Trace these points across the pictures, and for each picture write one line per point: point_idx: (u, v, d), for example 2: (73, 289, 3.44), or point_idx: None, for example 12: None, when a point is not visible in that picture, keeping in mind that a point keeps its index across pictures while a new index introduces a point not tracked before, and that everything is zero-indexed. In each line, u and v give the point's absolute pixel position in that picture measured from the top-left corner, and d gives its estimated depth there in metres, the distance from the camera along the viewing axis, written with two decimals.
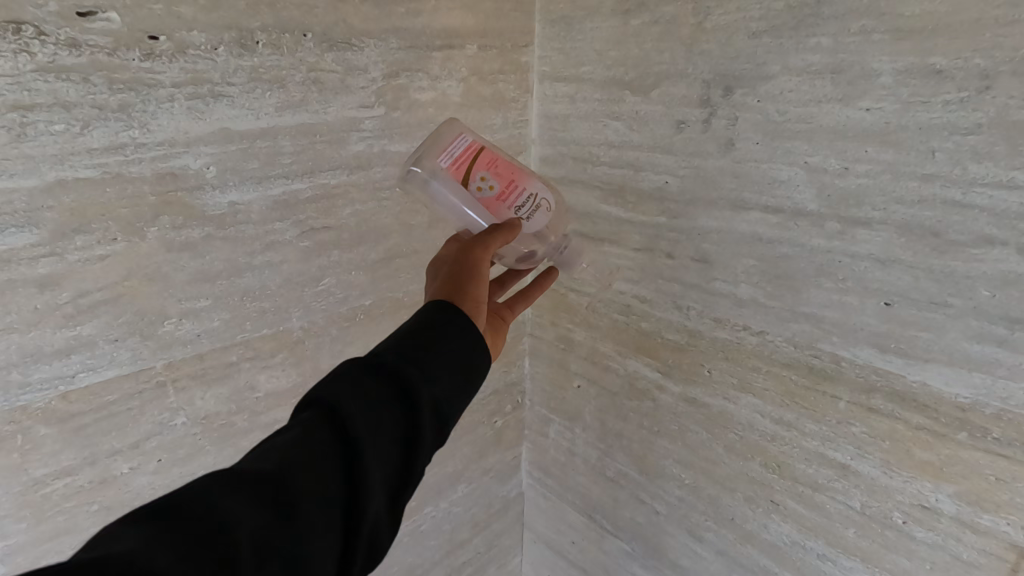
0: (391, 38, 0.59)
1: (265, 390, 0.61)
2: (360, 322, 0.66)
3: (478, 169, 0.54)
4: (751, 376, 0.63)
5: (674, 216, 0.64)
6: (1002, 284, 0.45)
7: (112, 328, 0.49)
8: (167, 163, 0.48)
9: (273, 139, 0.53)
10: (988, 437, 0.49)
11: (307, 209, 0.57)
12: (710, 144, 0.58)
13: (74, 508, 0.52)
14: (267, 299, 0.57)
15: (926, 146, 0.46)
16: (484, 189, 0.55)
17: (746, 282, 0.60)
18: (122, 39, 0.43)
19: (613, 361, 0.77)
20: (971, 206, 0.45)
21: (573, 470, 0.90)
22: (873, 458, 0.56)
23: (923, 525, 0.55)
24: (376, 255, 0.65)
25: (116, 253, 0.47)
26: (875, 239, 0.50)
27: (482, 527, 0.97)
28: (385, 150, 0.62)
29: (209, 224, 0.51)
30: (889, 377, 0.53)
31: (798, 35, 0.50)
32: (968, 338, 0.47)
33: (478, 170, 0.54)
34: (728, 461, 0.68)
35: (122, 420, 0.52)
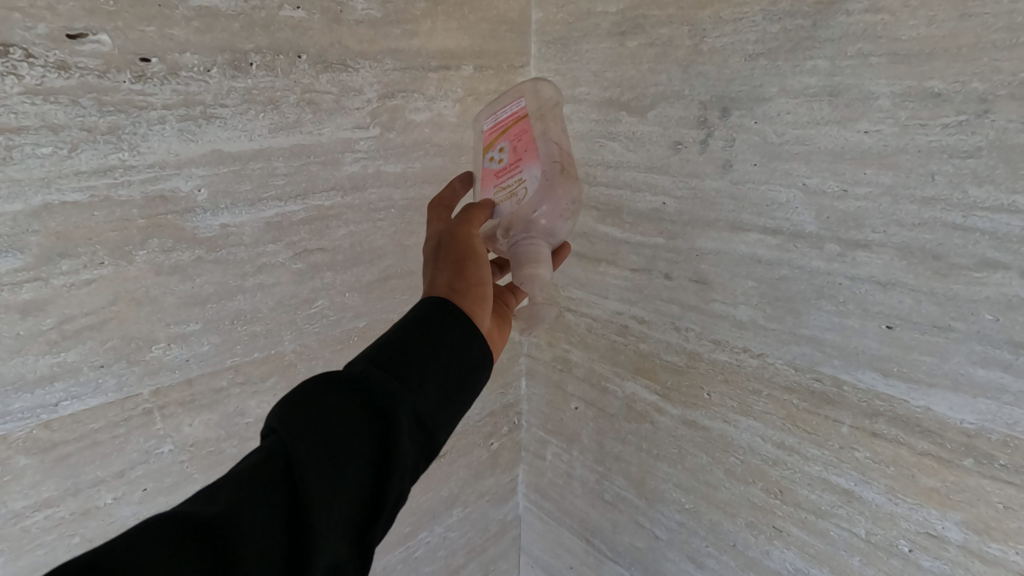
0: (387, 58, 0.58)
1: (255, 415, 0.59)
2: (354, 344, 0.65)
3: (502, 140, 0.59)
4: (751, 399, 0.62)
5: (672, 237, 0.63)
6: (1006, 307, 0.44)
7: (98, 354, 0.47)
8: (157, 186, 0.47)
9: (267, 161, 0.52)
10: (994, 464, 0.48)
11: (299, 231, 0.57)
12: (707, 165, 0.58)
13: (54, 541, 0.50)
14: (258, 322, 0.56)
15: (926, 169, 0.45)
16: (495, 158, 0.59)
17: (746, 304, 0.59)
18: (114, 62, 0.43)
19: (611, 383, 0.76)
20: (972, 229, 0.45)
21: (571, 493, 0.89)
22: (877, 484, 0.55)
23: (930, 553, 0.54)
24: (370, 276, 0.64)
25: (104, 278, 0.46)
26: (876, 262, 0.49)
27: (478, 552, 0.95)
28: (380, 171, 0.61)
29: (199, 247, 0.50)
30: (893, 402, 0.52)
31: (795, 58, 0.50)
32: (973, 362, 0.47)
33: (501, 141, 0.59)
34: (729, 486, 0.67)
35: (106, 449, 0.50)
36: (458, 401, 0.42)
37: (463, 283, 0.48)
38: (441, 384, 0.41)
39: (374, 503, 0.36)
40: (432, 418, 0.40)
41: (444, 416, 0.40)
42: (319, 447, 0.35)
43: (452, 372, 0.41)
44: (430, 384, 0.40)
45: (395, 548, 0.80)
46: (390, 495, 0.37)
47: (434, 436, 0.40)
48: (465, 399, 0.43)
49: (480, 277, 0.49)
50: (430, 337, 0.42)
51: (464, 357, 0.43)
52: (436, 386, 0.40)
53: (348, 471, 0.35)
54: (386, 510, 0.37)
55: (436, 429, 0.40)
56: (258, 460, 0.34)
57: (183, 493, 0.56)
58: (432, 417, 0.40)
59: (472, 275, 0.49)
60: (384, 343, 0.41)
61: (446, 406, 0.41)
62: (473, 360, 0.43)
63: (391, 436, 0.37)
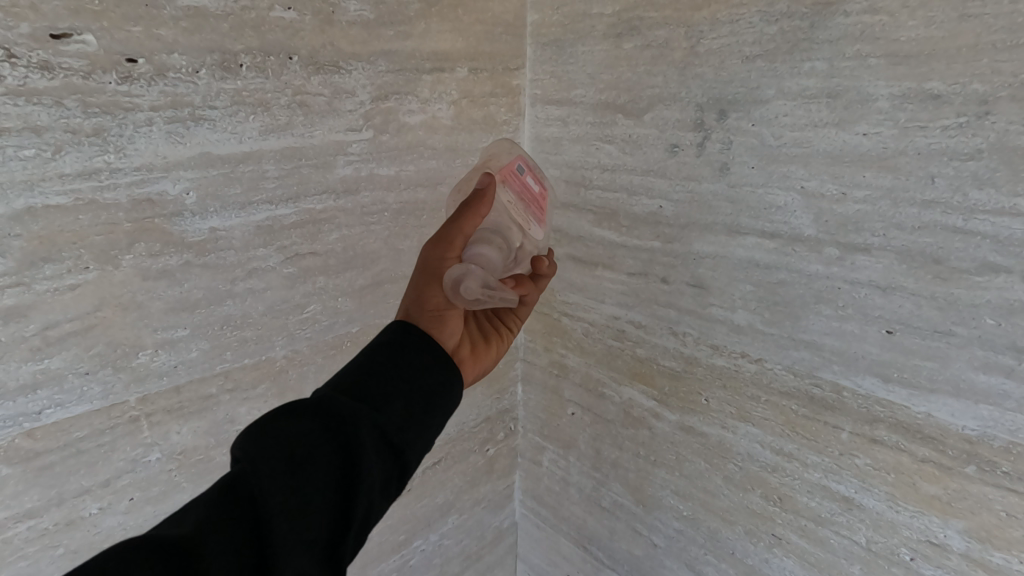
0: (380, 61, 0.58)
1: (245, 422, 0.58)
2: (346, 350, 0.64)
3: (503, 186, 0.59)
4: (750, 405, 0.61)
5: (669, 240, 0.62)
6: (1008, 312, 0.44)
7: (82, 360, 0.46)
8: (144, 189, 0.46)
9: (257, 163, 0.52)
10: (997, 471, 0.47)
11: (291, 235, 0.56)
12: (704, 168, 0.57)
13: (37, 552, 0.49)
14: (248, 328, 0.55)
15: (926, 171, 0.45)
16: None
17: (743, 308, 0.58)
18: (99, 63, 0.42)
19: (607, 388, 0.75)
20: (973, 233, 0.44)
21: (568, 500, 0.88)
22: (878, 492, 0.54)
23: (932, 562, 0.53)
24: (363, 280, 0.63)
25: (88, 283, 0.45)
26: (875, 265, 0.49)
27: (473, 559, 0.93)
28: (373, 174, 0.61)
29: (187, 251, 0.49)
30: (893, 408, 0.51)
31: (793, 59, 0.49)
32: (975, 368, 0.46)
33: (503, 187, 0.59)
34: (728, 493, 0.66)
35: (91, 458, 0.49)
36: (423, 423, 0.43)
37: (424, 305, 0.50)
38: (405, 406, 0.42)
39: (341, 521, 0.37)
40: (397, 438, 0.41)
41: (410, 436, 0.41)
42: (283, 465, 0.35)
43: (415, 394, 0.43)
44: (392, 405, 0.41)
45: (389, 557, 0.79)
46: (358, 506, 0.37)
47: (400, 456, 0.40)
48: (432, 422, 0.44)
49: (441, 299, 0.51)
50: (393, 361, 0.43)
51: (427, 381, 0.44)
52: (400, 408, 0.42)
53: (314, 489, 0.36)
54: (354, 522, 0.37)
55: (404, 441, 0.41)
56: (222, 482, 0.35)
57: (171, 503, 0.55)
58: (397, 437, 0.41)
59: (436, 297, 0.51)
60: (348, 369, 0.43)
61: (412, 420, 0.42)
62: (437, 383, 0.44)
63: (356, 455, 0.38)
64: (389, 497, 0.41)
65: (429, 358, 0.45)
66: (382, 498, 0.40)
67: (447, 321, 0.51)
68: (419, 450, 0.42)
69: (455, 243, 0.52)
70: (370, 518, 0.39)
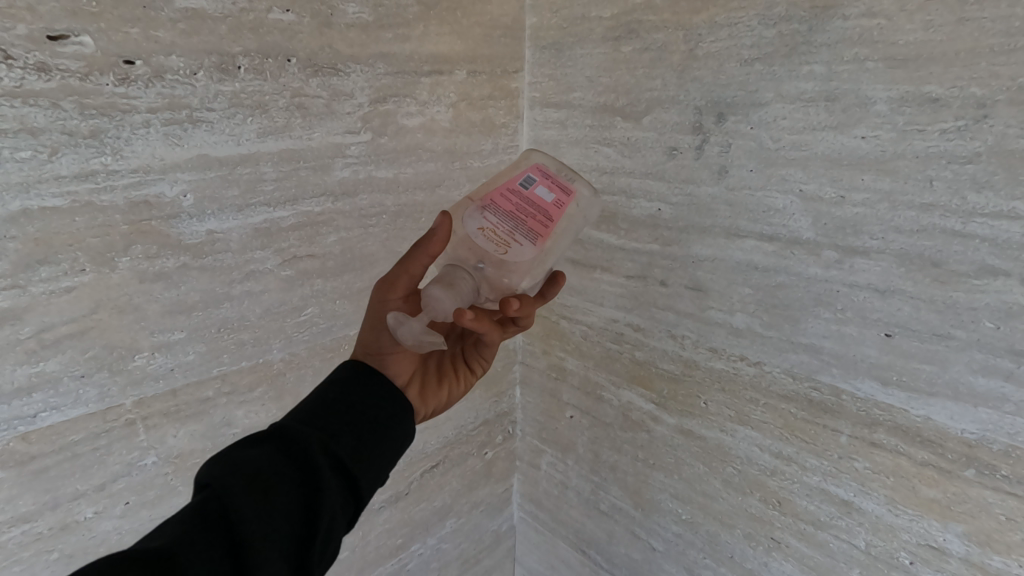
0: (378, 63, 0.58)
1: (242, 425, 0.58)
2: (344, 353, 0.64)
3: None
4: (748, 408, 0.61)
5: (667, 243, 0.62)
6: (1007, 315, 0.44)
7: (78, 363, 0.46)
8: (141, 191, 0.46)
9: (255, 165, 0.51)
10: (996, 474, 0.47)
11: (288, 237, 0.56)
12: (703, 171, 0.57)
13: (31, 557, 0.48)
14: (246, 330, 0.55)
15: (924, 174, 0.45)
16: None
17: (742, 311, 0.58)
18: (96, 64, 0.42)
19: (606, 391, 0.75)
20: (971, 236, 0.44)
21: (566, 504, 0.87)
22: (877, 495, 0.54)
23: (931, 566, 0.53)
24: (361, 283, 0.63)
25: (85, 285, 0.45)
26: (874, 268, 0.49)
27: (471, 563, 0.93)
28: (372, 176, 0.60)
29: (184, 254, 0.49)
30: (892, 411, 0.51)
31: (791, 63, 0.49)
32: (974, 371, 0.46)
33: None
34: (726, 496, 0.66)
35: (87, 461, 0.49)
36: (383, 447, 0.44)
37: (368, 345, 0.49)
38: (363, 430, 0.43)
39: (307, 540, 0.37)
40: (357, 460, 0.41)
41: (370, 459, 0.42)
42: (249, 484, 0.36)
43: (374, 417, 0.44)
44: (351, 430, 0.42)
45: (387, 561, 0.79)
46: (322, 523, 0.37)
47: (362, 478, 0.41)
48: (391, 447, 0.44)
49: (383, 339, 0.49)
50: (348, 390, 0.45)
51: (385, 406, 0.45)
52: (359, 432, 0.43)
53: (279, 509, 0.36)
54: (320, 539, 0.37)
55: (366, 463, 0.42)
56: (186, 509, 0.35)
57: (167, 506, 0.55)
58: (356, 459, 0.41)
59: (378, 337, 0.49)
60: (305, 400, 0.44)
61: (372, 443, 0.43)
62: (394, 408, 0.46)
63: (318, 475, 0.39)
64: (350, 521, 0.41)
65: (385, 386, 0.46)
66: (344, 522, 0.40)
67: (388, 363, 0.49)
68: (378, 474, 0.43)
69: (399, 284, 0.49)
70: (334, 541, 0.39)
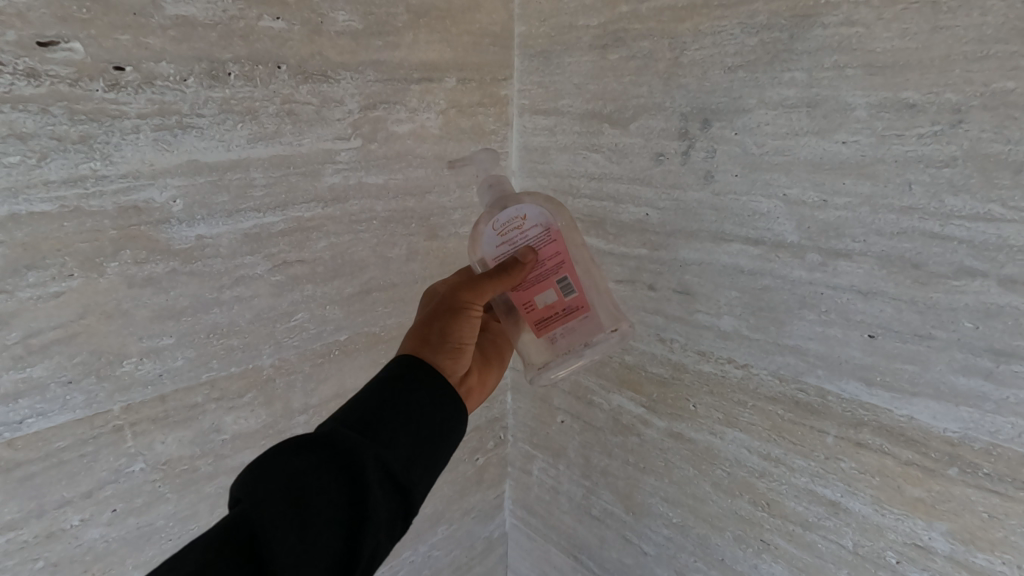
0: (368, 70, 0.58)
1: (231, 432, 0.58)
2: (334, 358, 0.64)
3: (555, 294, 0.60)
4: (736, 410, 0.61)
5: (655, 248, 0.63)
6: (985, 315, 0.45)
7: (66, 369, 0.46)
8: (130, 197, 0.46)
9: (245, 171, 0.52)
10: (979, 472, 0.48)
11: (278, 242, 0.56)
12: (689, 176, 0.58)
13: (16, 566, 0.48)
14: (235, 335, 0.55)
15: (903, 179, 0.46)
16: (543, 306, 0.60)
17: (729, 314, 0.59)
18: (86, 70, 0.42)
19: (597, 396, 0.76)
20: (949, 237, 0.45)
21: (558, 509, 0.87)
22: (863, 495, 0.54)
23: (917, 565, 0.53)
24: (351, 288, 0.63)
25: (72, 290, 0.45)
26: (856, 271, 0.50)
27: (463, 571, 0.93)
28: (362, 182, 0.61)
29: (174, 259, 0.49)
30: (876, 411, 0.52)
31: (773, 70, 0.51)
32: (955, 371, 0.47)
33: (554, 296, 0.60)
34: (716, 499, 0.66)
35: (74, 468, 0.49)
36: (430, 461, 0.43)
37: (443, 336, 0.51)
38: (413, 443, 0.42)
39: (350, 558, 0.37)
40: (403, 475, 0.41)
41: (417, 472, 0.42)
42: (288, 506, 0.36)
43: (424, 429, 0.43)
44: (401, 441, 0.41)
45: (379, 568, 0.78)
46: (365, 544, 0.38)
47: (408, 493, 0.41)
48: (437, 459, 0.44)
49: (464, 335, 0.53)
50: (401, 394, 0.44)
51: (434, 415, 0.44)
52: (408, 444, 0.42)
53: (317, 532, 0.36)
54: (362, 559, 0.38)
55: (415, 477, 0.41)
56: (224, 524, 0.35)
57: (154, 514, 0.55)
58: (406, 473, 0.41)
59: (457, 334, 0.52)
60: (354, 400, 0.43)
61: (421, 456, 0.42)
62: (443, 419, 0.44)
63: (363, 493, 0.38)
64: (397, 535, 0.41)
65: (438, 393, 0.45)
66: (390, 536, 0.40)
67: (463, 357, 0.52)
68: (426, 486, 0.42)
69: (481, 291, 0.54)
70: (377, 558, 0.39)
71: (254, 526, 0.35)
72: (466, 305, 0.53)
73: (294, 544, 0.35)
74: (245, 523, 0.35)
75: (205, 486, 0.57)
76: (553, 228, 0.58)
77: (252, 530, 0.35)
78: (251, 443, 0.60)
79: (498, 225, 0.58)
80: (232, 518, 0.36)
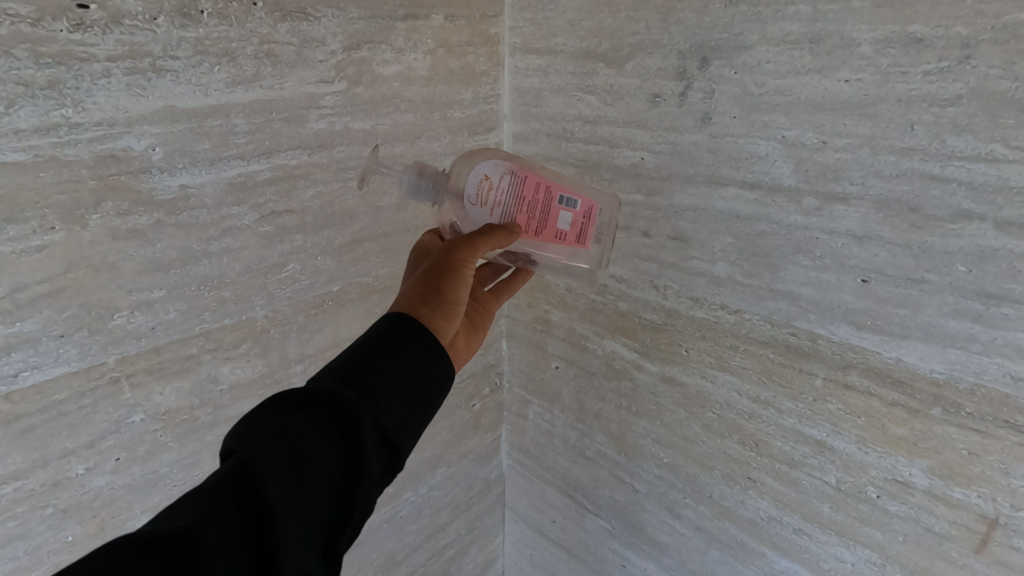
0: (350, 7, 0.55)
1: (229, 382, 0.58)
2: (328, 309, 0.64)
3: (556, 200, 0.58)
4: (728, 355, 0.62)
5: (650, 193, 0.62)
6: (979, 259, 0.44)
7: (56, 322, 0.45)
8: (107, 145, 0.44)
9: (226, 117, 0.50)
10: (961, 412, 0.48)
11: (265, 192, 0.54)
12: (686, 119, 0.57)
13: (25, 513, 0.49)
14: (226, 287, 0.55)
15: (905, 118, 0.45)
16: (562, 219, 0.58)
17: (723, 260, 0.59)
18: (48, 8, 0.40)
19: (591, 343, 0.76)
20: (948, 179, 0.44)
21: (553, 451, 0.90)
22: (848, 434, 0.56)
23: (896, 498, 0.54)
24: (342, 238, 0.63)
25: (55, 244, 0.44)
26: (853, 214, 0.49)
27: (463, 509, 0.96)
28: (348, 128, 0.59)
29: (158, 210, 0.48)
30: (865, 354, 0.52)
31: (777, 3, 0.48)
32: (944, 314, 0.47)
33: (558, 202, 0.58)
34: (706, 439, 0.68)
35: (75, 419, 0.49)
36: (422, 416, 0.44)
37: (439, 295, 0.50)
38: (406, 399, 0.43)
39: (344, 511, 0.39)
40: (396, 431, 0.42)
41: (410, 428, 0.42)
42: (284, 462, 0.36)
43: (417, 387, 0.43)
44: (394, 398, 0.42)
45: (381, 509, 0.81)
46: (359, 497, 0.39)
47: (400, 448, 0.42)
48: (428, 413, 0.45)
49: (458, 293, 0.51)
50: (395, 351, 0.43)
51: (426, 371, 0.44)
52: (400, 400, 0.42)
53: (313, 485, 0.37)
54: (356, 510, 0.39)
55: (407, 431, 0.42)
56: (219, 475, 0.36)
57: (158, 462, 0.56)
58: (399, 429, 0.42)
59: (450, 291, 0.50)
60: (347, 354, 0.43)
61: (414, 412, 0.43)
62: (435, 376, 0.45)
63: (358, 449, 0.39)
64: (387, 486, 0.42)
65: (433, 350, 0.45)
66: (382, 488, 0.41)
67: (456, 313, 0.51)
68: (416, 440, 0.43)
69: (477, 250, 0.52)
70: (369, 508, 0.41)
71: (250, 480, 0.36)
72: (460, 264, 0.51)
73: (290, 497, 0.36)
74: (241, 476, 0.36)
75: (206, 435, 0.58)
76: (517, 169, 0.56)
77: (247, 484, 0.36)
78: (250, 392, 0.60)
79: (473, 197, 0.56)
80: (227, 470, 0.36)
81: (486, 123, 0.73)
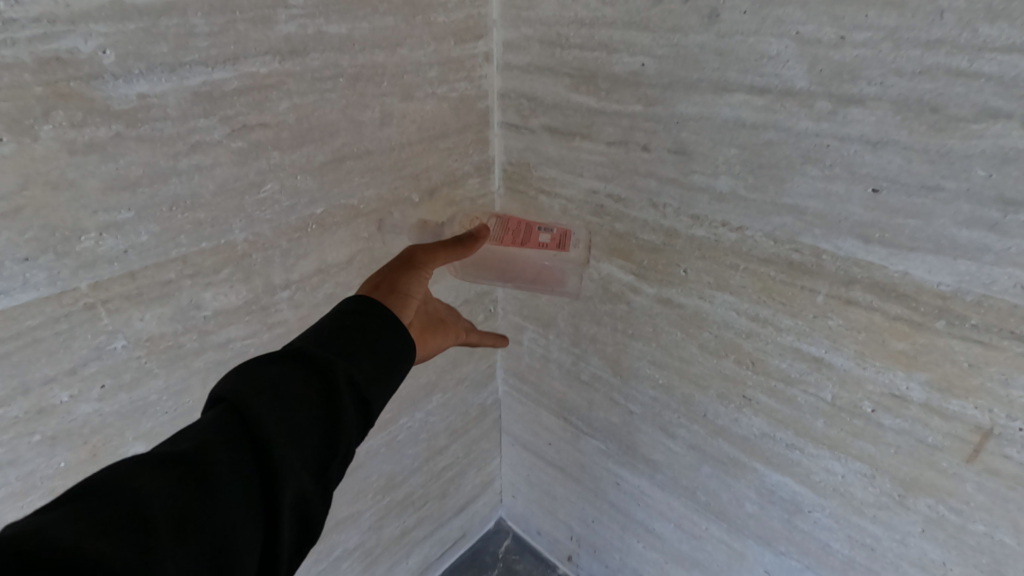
0: None
1: (212, 308, 0.56)
2: (312, 232, 0.61)
3: None
4: (728, 274, 0.60)
5: (651, 103, 0.58)
6: (1001, 162, 0.42)
7: (19, 245, 0.43)
8: (50, 45, 0.40)
9: (183, 16, 0.45)
10: (966, 324, 0.47)
11: (234, 103, 0.50)
12: (692, 17, 0.52)
13: (13, 440, 0.48)
14: (201, 208, 0.52)
15: (934, 6, 0.40)
16: None
17: (726, 174, 0.56)
18: None
19: (586, 266, 0.74)
20: (976, 75, 0.41)
21: (548, 376, 0.90)
22: (847, 350, 0.55)
23: (891, 412, 0.54)
24: (322, 156, 0.59)
25: (5, 158, 0.40)
26: (868, 119, 0.46)
27: (460, 433, 0.98)
28: (322, 32, 0.54)
29: (116, 121, 0.44)
30: (871, 269, 0.50)
31: None
32: (958, 223, 0.45)
33: None
34: (702, 360, 0.67)
35: (52, 346, 0.47)
36: (394, 377, 0.45)
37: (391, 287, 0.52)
38: (379, 356, 0.44)
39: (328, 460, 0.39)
40: (372, 386, 0.43)
41: (384, 385, 0.44)
42: (267, 405, 0.37)
43: (388, 343, 0.45)
44: (367, 353, 0.43)
45: (378, 433, 0.82)
46: (341, 445, 0.39)
47: (375, 405, 0.43)
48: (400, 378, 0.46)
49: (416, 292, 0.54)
50: (364, 316, 0.45)
51: (395, 332, 0.46)
52: (372, 354, 0.43)
53: (298, 428, 0.38)
54: (340, 458, 0.40)
55: (382, 387, 0.43)
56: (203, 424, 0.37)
57: (146, 388, 0.55)
58: (375, 384, 0.43)
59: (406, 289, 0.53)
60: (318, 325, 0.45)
61: (388, 368, 0.44)
62: (404, 338, 0.46)
63: (336, 396, 0.40)
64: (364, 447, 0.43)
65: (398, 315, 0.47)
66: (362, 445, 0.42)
67: (409, 305, 0.53)
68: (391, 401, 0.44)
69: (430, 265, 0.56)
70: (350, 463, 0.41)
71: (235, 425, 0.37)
72: (420, 264, 0.55)
73: (276, 437, 0.37)
74: (226, 421, 0.37)
75: (194, 361, 0.57)
76: None
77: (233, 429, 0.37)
78: (236, 318, 0.59)
79: None
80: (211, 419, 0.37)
81: (474, 30, 0.67)
